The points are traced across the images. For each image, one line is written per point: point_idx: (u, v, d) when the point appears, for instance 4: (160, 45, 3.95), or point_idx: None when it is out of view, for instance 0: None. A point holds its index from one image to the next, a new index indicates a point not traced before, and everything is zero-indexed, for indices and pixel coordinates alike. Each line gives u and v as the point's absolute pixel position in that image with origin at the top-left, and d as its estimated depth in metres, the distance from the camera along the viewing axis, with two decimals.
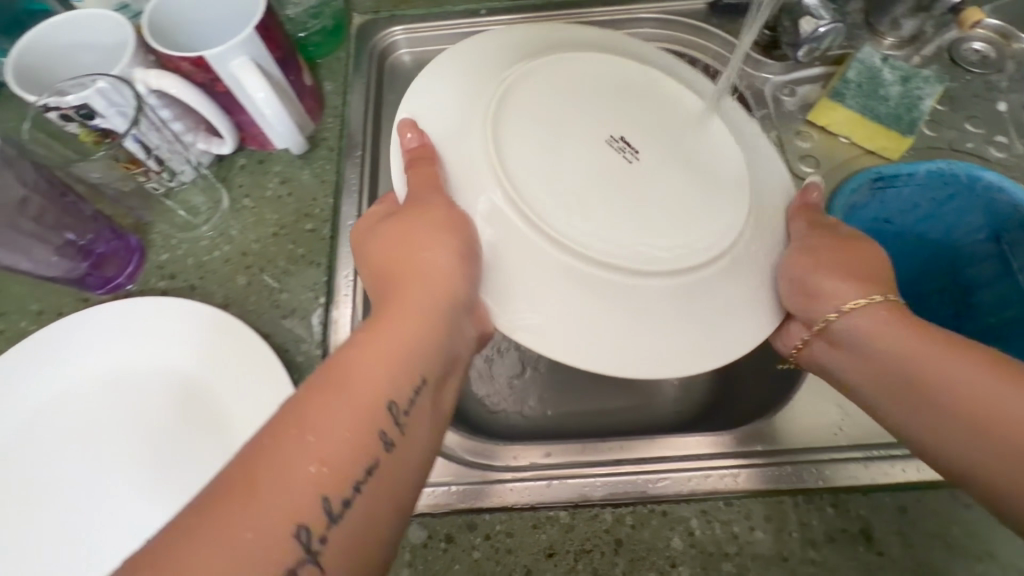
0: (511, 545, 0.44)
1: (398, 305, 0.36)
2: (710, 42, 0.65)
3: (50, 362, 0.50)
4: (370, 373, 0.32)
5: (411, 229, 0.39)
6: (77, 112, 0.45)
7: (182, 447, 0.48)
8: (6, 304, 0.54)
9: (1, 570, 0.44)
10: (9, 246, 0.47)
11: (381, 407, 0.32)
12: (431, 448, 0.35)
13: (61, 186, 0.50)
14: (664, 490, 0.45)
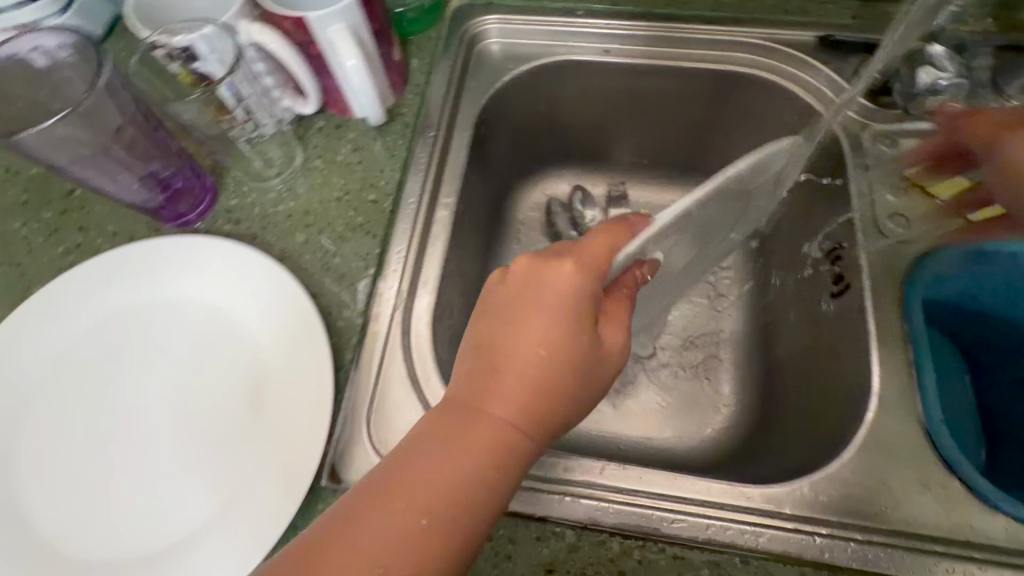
0: (512, 553, 0.43)
1: (506, 411, 0.35)
2: (812, 78, 0.62)
3: (115, 283, 0.53)
4: (439, 458, 0.34)
5: (507, 308, 0.38)
6: (182, 53, 0.48)
7: (217, 386, 0.49)
8: (88, 221, 0.57)
9: (40, 468, 0.47)
10: (98, 168, 0.49)
11: (445, 498, 0.33)
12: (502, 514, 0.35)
13: (155, 120, 0.52)
14: (678, 531, 0.43)
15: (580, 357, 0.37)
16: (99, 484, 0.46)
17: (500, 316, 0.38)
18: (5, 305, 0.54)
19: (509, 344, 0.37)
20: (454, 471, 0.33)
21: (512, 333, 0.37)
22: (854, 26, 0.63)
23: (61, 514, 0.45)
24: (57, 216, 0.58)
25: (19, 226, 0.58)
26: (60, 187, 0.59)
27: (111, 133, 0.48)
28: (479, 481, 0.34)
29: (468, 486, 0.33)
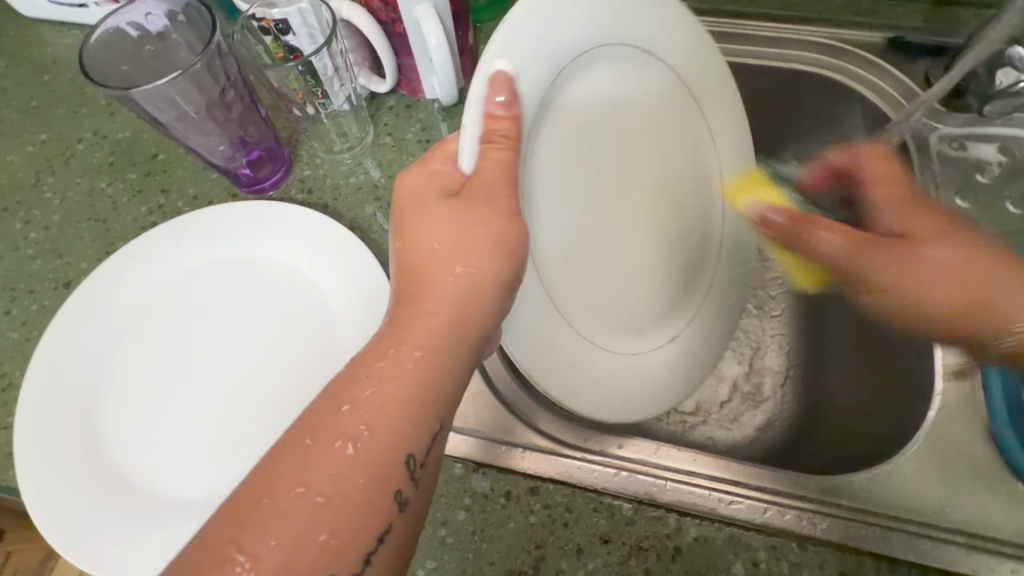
0: (568, 521, 0.43)
1: (411, 330, 0.36)
2: (881, 80, 0.61)
3: (196, 242, 0.55)
4: (354, 390, 0.34)
5: (412, 234, 0.39)
6: (277, 26, 0.51)
7: (289, 344, 0.51)
8: (170, 183, 0.60)
9: (118, 410, 0.49)
10: (194, 126, 0.52)
11: (355, 415, 0.33)
12: (430, 404, 0.35)
13: (252, 90, 0.54)
14: (736, 513, 0.44)
15: (481, 239, 0.36)
16: (169, 425, 0.49)
17: (409, 241, 0.39)
18: (90, 258, 0.57)
19: (424, 266, 0.38)
20: (359, 400, 0.34)
21: (427, 249, 0.38)
22: (924, 29, 0.62)
23: (134, 451, 0.48)
24: (140, 177, 0.61)
25: (104, 185, 0.61)
26: (144, 150, 0.63)
27: (216, 96, 0.52)
28: (389, 403, 0.34)
29: (377, 415, 0.34)
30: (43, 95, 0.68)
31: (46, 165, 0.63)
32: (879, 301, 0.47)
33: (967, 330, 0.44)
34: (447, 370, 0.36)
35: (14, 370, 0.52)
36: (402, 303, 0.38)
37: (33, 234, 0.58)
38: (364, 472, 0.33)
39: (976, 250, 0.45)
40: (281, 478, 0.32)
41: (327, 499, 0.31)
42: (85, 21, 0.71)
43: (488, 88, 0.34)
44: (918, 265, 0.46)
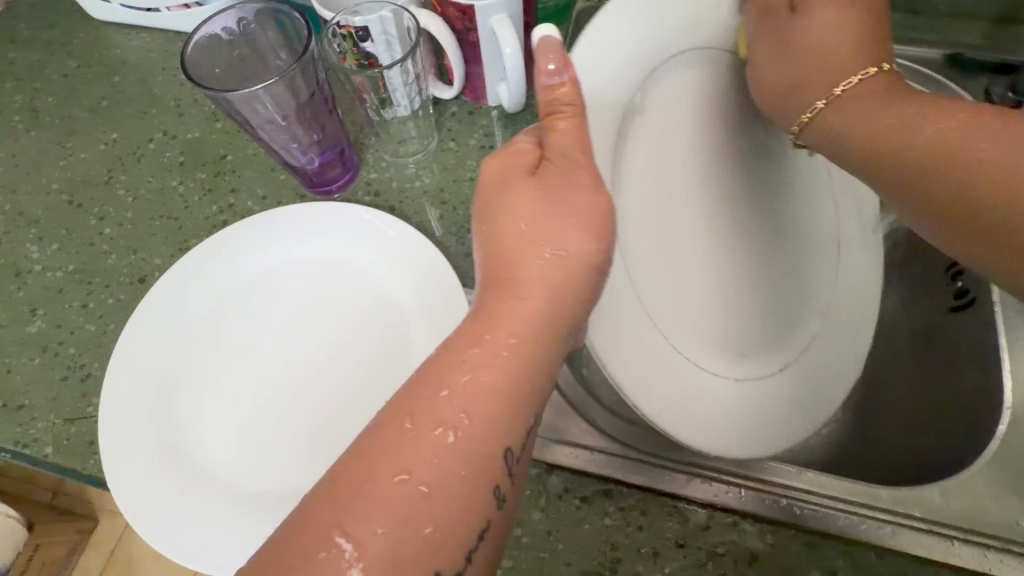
0: (643, 523, 0.44)
1: (507, 315, 0.36)
2: (942, 96, 0.62)
3: (266, 239, 0.57)
4: (453, 378, 0.34)
5: (507, 221, 0.38)
6: (358, 33, 0.53)
7: (357, 343, 0.52)
8: (240, 183, 0.62)
9: (191, 407, 0.50)
10: (281, 129, 0.54)
11: (453, 403, 0.33)
12: (523, 393, 0.35)
13: (332, 97, 0.55)
14: (812, 521, 0.44)
15: (572, 219, 0.37)
16: (246, 418, 0.50)
17: (504, 228, 0.38)
18: (163, 254, 0.58)
19: (521, 253, 0.37)
20: (457, 385, 0.33)
21: (522, 232, 0.38)
22: (985, 47, 0.63)
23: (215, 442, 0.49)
24: (209, 177, 0.62)
25: (175, 184, 0.62)
26: (212, 151, 0.64)
27: (304, 98, 0.53)
28: (486, 391, 0.34)
29: (474, 402, 0.33)
30: (113, 95, 0.69)
31: (117, 163, 0.64)
32: (825, 137, 0.39)
33: (947, 191, 0.33)
34: (540, 360, 0.36)
35: (93, 362, 0.53)
36: (492, 289, 0.37)
37: (107, 229, 0.60)
38: (462, 460, 0.32)
39: (974, 114, 0.34)
40: (382, 465, 0.31)
41: (429, 485, 0.31)
42: (154, 24, 0.73)
43: (538, 56, 0.35)
44: (855, 102, 0.38)
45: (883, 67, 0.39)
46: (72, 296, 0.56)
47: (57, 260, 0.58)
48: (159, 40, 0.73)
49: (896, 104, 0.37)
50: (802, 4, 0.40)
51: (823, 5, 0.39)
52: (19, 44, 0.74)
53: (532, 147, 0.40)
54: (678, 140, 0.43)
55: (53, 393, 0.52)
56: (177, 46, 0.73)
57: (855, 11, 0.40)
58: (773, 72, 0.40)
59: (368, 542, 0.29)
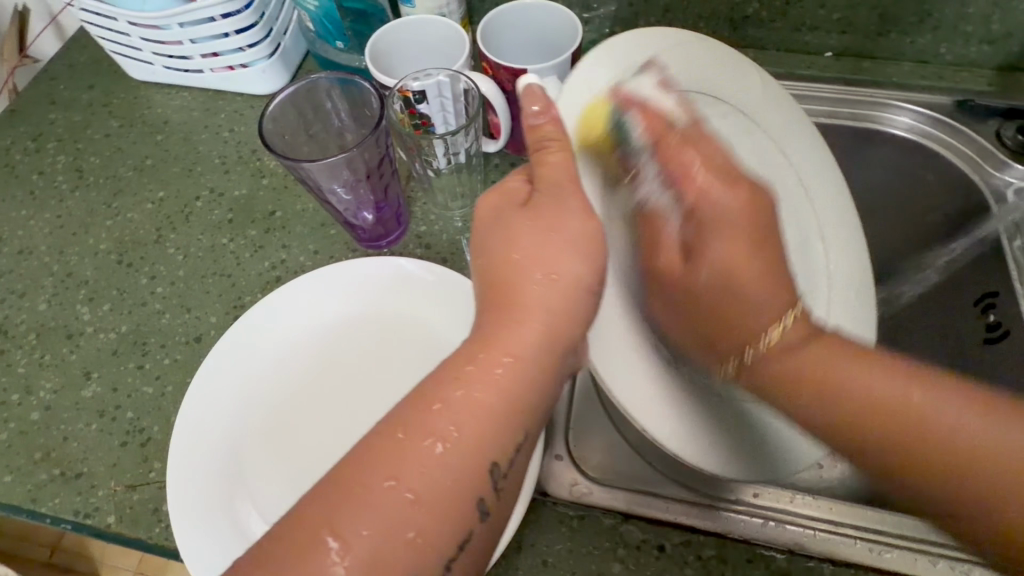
0: (724, 571, 0.44)
1: (509, 331, 0.37)
2: (956, 139, 0.67)
3: (296, 286, 0.57)
4: (452, 394, 0.34)
5: (507, 247, 0.40)
6: (415, 96, 0.54)
7: (373, 385, 0.54)
8: (291, 239, 0.63)
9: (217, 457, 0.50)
10: (352, 188, 0.55)
11: (441, 416, 0.34)
12: (513, 412, 0.35)
13: (393, 159, 0.57)
14: (888, 562, 0.45)
15: (560, 244, 0.38)
16: (307, 464, 0.50)
17: (506, 253, 0.40)
18: (218, 312, 0.59)
19: (519, 275, 0.39)
20: (451, 400, 0.34)
21: (516, 258, 0.39)
22: (991, 92, 0.68)
23: (281, 492, 0.49)
24: (260, 233, 0.63)
25: (226, 241, 0.63)
26: (261, 208, 0.65)
27: (375, 164, 0.54)
28: (480, 411, 0.34)
29: (466, 419, 0.34)
30: (157, 154, 0.71)
31: (166, 221, 0.65)
32: (767, 386, 0.40)
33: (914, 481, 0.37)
34: (531, 386, 0.36)
35: (153, 425, 0.52)
36: (493, 312, 0.38)
37: (160, 288, 0.60)
38: (450, 471, 0.33)
39: (920, 377, 0.39)
40: (380, 468, 0.32)
41: (412, 495, 0.32)
42: (195, 83, 0.75)
43: (525, 101, 0.41)
44: (819, 378, 0.39)
45: (798, 314, 0.41)
46: (127, 358, 0.56)
47: (110, 321, 0.58)
48: (200, 98, 0.75)
49: (852, 362, 0.39)
50: (696, 240, 0.42)
51: (712, 245, 0.41)
52: (59, 105, 0.76)
53: (524, 185, 0.43)
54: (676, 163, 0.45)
55: (114, 459, 0.51)
56: (218, 105, 0.75)
57: (750, 224, 0.42)
58: (655, 251, 0.43)
59: (351, 547, 0.30)
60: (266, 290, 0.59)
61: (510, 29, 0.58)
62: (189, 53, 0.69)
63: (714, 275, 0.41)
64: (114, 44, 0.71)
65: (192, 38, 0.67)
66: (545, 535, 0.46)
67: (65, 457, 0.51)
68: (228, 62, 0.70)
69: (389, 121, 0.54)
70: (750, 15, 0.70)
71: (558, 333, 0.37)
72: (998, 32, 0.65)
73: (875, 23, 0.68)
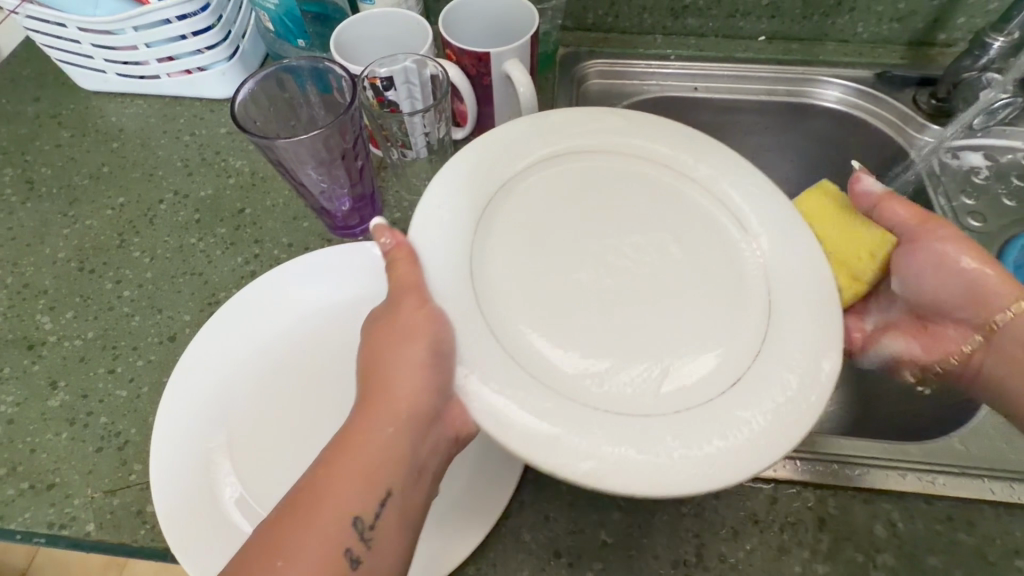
0: (717, 506, 0.46)
1: (369, 412, 0.41)
2: (879, 108, 0.74)
3: (255, 306, 0.56)
4: (318, 479, 0.38)
5: (374, 348, 0.44)
6: (383, 83, 0.56)
7: (336, 389, 0.52)
8: (262, 235, 0.62)
9: (183, 483, 0.46)
10: (329, 171, 0.56)
11: (306, 497, 0.37)
12: (381, 480, 0.38)
13: (367, 145, 0.57)
14: (864, 480, 0.47)
15: (403, 332, 0.41)
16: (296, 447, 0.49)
17: (373, 351, 0.43)
18: (192, 310, 0.57)
19: (383, 369, 0.42)
20: (315, 480, 0.38)
21: (377, 355, 0.43)
22: (904, 64, 0.76)
23: (274, 476, 0.48)
24: (230, 231, 0.62)
25: (194, 241, 0.62)
26: (229, 206, 0.64)
27: (349, 149, 0.55)
28: (340, 481, 0.37)
29: (329, 493, 0.37)
30: (114, 161, 0.69)
31: (129, 227, 0.63)
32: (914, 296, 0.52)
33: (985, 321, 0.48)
34: (388, 455, 0.39)
35: (130, 428, 0.50)
36: (364, 401, 0.42)
37: (127, 292, 0.58)
38: (315, 543, 0.35)
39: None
40: (264, 545, 0.35)
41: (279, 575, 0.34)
42: (150, 90, 0.73)
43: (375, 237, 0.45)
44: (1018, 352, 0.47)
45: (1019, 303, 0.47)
46: (97, 364, 0.54)
47: (75, 328, 0.56)
48: (156, 105, 0.74)
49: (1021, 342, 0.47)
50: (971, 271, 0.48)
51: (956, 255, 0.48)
52: (3, 118, 0.73)
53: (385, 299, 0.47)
54: (549, 232, 0.47)
55: (89, 466, 0.49)
56: (176, 110, 0.73)
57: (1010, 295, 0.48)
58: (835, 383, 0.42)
59: None
60: (241, 286, 0.59)
61: (464, 19, 0.61)
62: (144, 58, 0.68)
63: (925, 222, 0.49)
64: (62, 51, 0.69)
65: (147, 42, 0.66)
66: (544, 493, 0.47)
67: (34, 469, 0.49)
68: (186, 65, 0.70)
69: (362, 106, 0.55)
70: (688, 5, 0.76)
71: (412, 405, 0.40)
72: (904, 10, 0.73)
73: (799, 7, 0.74)
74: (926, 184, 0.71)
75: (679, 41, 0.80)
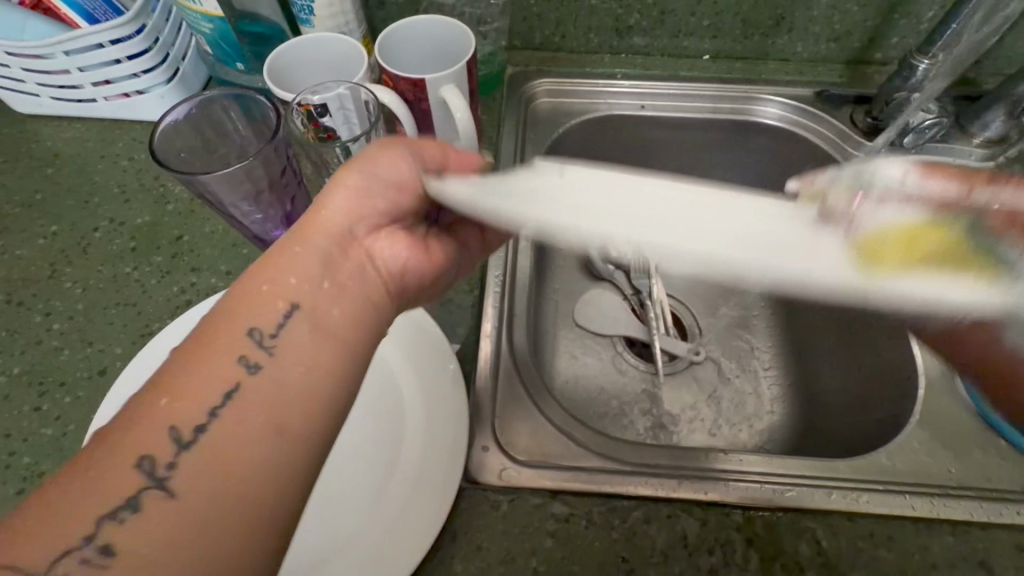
0: (648, 531, 0.47)
1: (289, 240, 0.39)
2: (822, 126, 0.76)
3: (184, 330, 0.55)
4: (236, 304, 0.37)
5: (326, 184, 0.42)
6: (317, 110, 0.55)
7: None
8: (199, 263, 0.61)
9: None
10: (258, 201, 0.55)
11: (226, 323, 0.36)
12: (295, 300, 0.37)
13: (298, 175, 0.58)
14: (791, 500, 0.49)
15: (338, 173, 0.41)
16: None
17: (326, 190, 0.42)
18: (124, 342, 0.56)
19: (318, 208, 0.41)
20: (229, 309, 0.37)
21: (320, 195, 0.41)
22: (842, 83, 0.78)
23: None
24: (167, 259, 0.61)
25: (129, 270, 0.61)
26: (167, 233, 0.63)
27: (276, 175, 0.54)
28: (251, 301, 0.37)
29: (237, 317, 0.36)
30: (47, 188, 0.67)
31: (61, 256, 0.62)
32: None
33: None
34: (306, 286, 0.37)
35: (54, 468, 0.49)
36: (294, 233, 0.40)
37: (57, 325, 0.57)
38: (210, 368, 0.34)
39: None
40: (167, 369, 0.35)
41: (177, 404, 0.33)
42: (88, 114, 0.72)
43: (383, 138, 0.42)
44: None
45: None
46: (21, 401, 0.53)
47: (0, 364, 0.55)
48: (94, 128, 0.72)
49: None
50: None
51: None
52: None
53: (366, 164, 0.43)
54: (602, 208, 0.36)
55: (8, 509, 0.47)
56: (114, 134, 0.72)
57: None
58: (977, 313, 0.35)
59: (101, 480, 0.31)
60: (176, 315, 0.58)
61: (400, 44, 0.61)
62: (78, 82, 0.67)
63: None
64: None
65: (80, 66, 0.65)
66: (476, 522, 0.47)
67: None
68: (122, 89, 0.68)
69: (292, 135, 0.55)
70: (632, 25, 0.77)
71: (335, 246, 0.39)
72: (840, 30, 0.74)
73: (739, 28, 0.76)
74: None
75: (627, 59, 0.81)
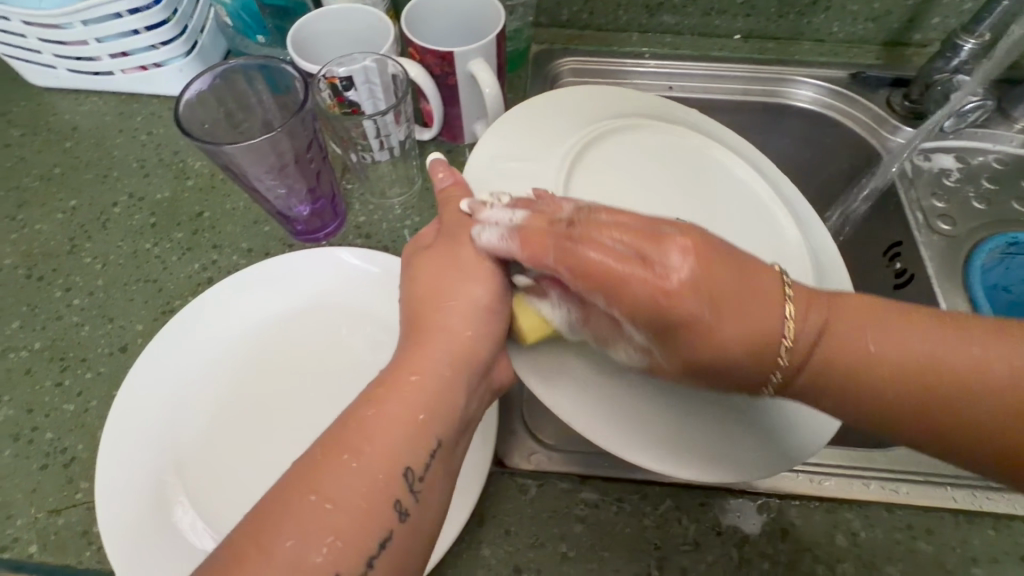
0: (680, 518, 0.46)
1: (417, 353, 0.39)
2: (857, 110, 0.73)
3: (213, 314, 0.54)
4: (378, 425, 0.35)
5: (440, 272, 0.42)
6: (342, 83, 0.54)
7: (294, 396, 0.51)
8: (220, 240, 0.60)
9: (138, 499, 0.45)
10: (284, 175, 0.54)
11: (369, 452, 0.34)
12: (437, 433, 0.37)
13: (326, 151, 0.56)
14: (827, 489, 0.48)
15: (461, 276, 0.41)
16: (253, 462, 0.48)
17: (439, 281, 0.42)
18: (145, 319, 0.55)
19: (442, 314, 0.40)
20: (365, 426, 0.35)
21: (447, 300, 0.40)
22: (879, 65, 0.75)
23: (228, 490, 0.46)
24: (187, 235, 0.60)
25: (149, 246, 0.60)
26: (187, 209, 0.62)
27: (304, 149, 0.53)
28: (391, 426, 0.35)
29: (379, 439, 0.35)
30: (66, 162, 0.66)
31: (81, 231, 0.61)
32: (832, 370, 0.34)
33: (957, 449, 0.33)
34: (448, 418, 0.37)
35: (77, 444, 0.49)
36: (414, 338, 0.40)
37: (77, 301, 0.56)
38: (361, 491, 0.33)
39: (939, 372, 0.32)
40: (301, 485, 0.32)
41: (325, 538, 0.31)
42: (106, 87, 0.70)
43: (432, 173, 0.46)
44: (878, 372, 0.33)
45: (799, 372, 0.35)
46: (44, 376, 0.52)
47: (22, 338, 0.54)
48: (112, 102, 0.71)
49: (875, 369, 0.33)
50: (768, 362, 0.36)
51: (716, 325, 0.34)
52: None
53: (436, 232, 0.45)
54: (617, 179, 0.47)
55: (33, 484, 0.47)
56: (132, 108, 0.70)
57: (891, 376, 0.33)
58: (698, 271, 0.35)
59: None
60: (197, 293, 0.57)
61: (428, 16, 0.59)
62: (96, 53, 0.65)
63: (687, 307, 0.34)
64: (8, 47, 0.66)
65: (98, 37, 0.63)
66: (504, 506, 0.46)
67: None
68: (140, 61, 0.67)
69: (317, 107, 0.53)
70: (663, 2, 0.74)
71: (464, 354, 0.39)
72: (879, 10, 0.72)
73: (774, 6, 0.73)
74: (900, 187, 0.70)
75: (655, 38, 0.78)
